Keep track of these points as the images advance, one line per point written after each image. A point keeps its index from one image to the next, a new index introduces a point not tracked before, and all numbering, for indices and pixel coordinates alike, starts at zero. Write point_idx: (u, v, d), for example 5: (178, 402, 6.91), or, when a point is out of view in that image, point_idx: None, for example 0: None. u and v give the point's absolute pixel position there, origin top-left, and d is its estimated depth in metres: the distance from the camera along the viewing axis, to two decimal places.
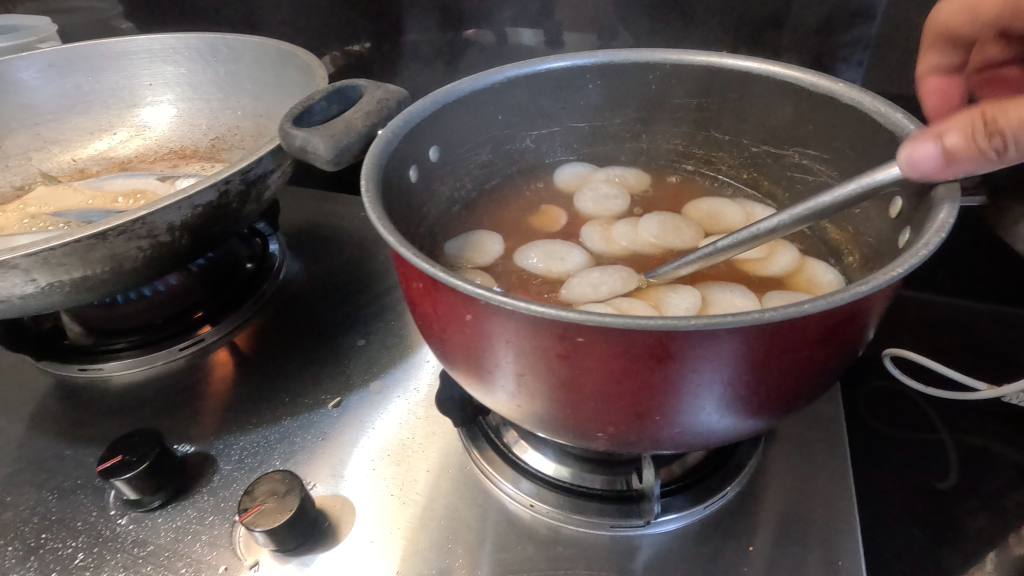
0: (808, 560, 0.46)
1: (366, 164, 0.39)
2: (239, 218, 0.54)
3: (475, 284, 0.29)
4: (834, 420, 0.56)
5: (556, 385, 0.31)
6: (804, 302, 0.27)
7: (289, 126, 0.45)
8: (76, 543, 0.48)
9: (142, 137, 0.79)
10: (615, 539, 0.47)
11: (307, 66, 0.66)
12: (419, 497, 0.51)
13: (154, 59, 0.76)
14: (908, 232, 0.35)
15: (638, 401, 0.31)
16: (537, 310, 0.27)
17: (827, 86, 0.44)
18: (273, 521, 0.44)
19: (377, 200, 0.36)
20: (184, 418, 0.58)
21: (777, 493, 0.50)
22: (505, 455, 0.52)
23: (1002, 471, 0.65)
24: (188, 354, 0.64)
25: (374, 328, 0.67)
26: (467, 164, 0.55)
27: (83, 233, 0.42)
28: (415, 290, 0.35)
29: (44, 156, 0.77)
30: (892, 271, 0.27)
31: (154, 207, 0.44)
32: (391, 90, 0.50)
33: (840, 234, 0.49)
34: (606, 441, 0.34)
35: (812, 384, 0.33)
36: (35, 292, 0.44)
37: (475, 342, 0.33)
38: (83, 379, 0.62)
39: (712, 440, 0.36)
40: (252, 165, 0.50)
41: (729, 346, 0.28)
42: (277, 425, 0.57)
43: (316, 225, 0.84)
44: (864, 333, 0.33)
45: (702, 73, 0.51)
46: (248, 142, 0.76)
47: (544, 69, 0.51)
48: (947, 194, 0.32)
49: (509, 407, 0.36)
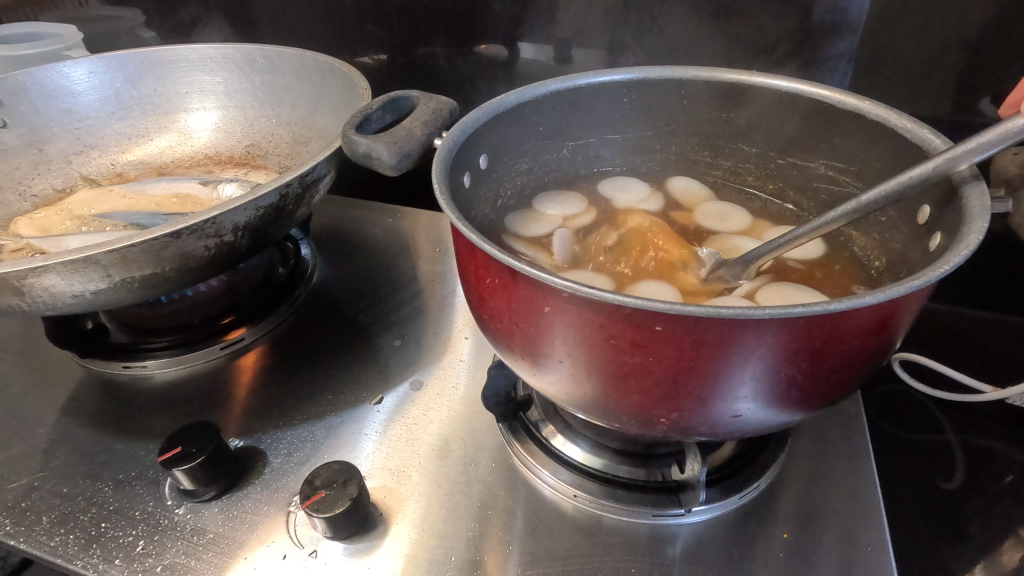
0: (836, 546, 0.49)
1: (435, 169, 0.42)
2: (291, 220, 0.56)
3: (558, 277, 0.31)
4: (853, 416, 0.59)
5: (626, 372, 0.34)
6: (862, 295, 0.30)
7: (352, 133, 0.48)
8: (135, 532, 0.49)
9: (181, 144, 0.81)
10: (655, 527, 0.50)
11: (346, 77, 0.69)
12: (464, 488, 0.53)
13: (193, 68, 0.79)
14: (938, 237, 0.38)
15: (703, 386, 0.34)
16: (622, 300, 0.30)
17: (854, 104, 0.48)
18: (333, 509, 0.46)
19: (450, 202, 0.39)
20: (229, 412, 0.60)
21: (804, 483, 0.53)
22: (546, 448, 0.54)
23: (1008, 468, 0.68)
24: (229, 353, 0.66)
25: (409, 329, 0.69)
26: (509, 172, 0.58)
27: (160, 231, 0.44)
28: (488, 286, 0.38)
29: (84, 160, 0.79)
30: (938, 267, 0.31)
31: (224, 208, 0.47)
32: (443, 101, 0.53)
33: (865, 241, 0.53)
34: (665, 426, 0.37)
35: (857, 375, 0.36)
36: (106, 288, 0.47)
37: (548, 334, 0.35)
38: (127, 377, 0.64)
39: (759, 428, 0.39)
40: (309, 170, 0.52)
41: (793, 334, 0.31)
42: (322, 421, 0.59)
43: (344, 230, 0.86)
44: (903, 328, 0.36)
45: (732, 90, 0.54)
46: (282, 150, 0.78)
47: (584, 83, 0.54)
48: (977, 201, 0.35)
49: (573, 396, 0.39)
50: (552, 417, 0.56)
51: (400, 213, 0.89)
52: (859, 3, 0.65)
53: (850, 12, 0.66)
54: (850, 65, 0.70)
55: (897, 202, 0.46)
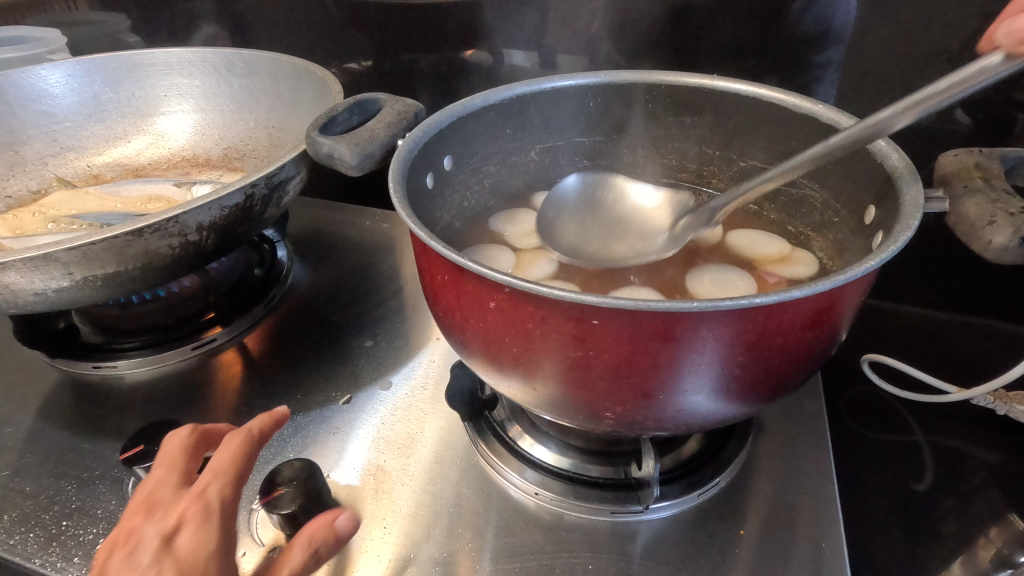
0: (791, 542, 0.49)
1: (393, 168, 0.43)
2: (260, 220, 0.57)
3: (500, 272, 0.32)
4: (817, 416, 0.60)
5: (571, 366, 0.35)
6: (792, 288, 0.30)
7: (315, 134, 0.49)
8: (96, 529, 0.50)
9: (158, 146, 0.82)
10: (615, 525, 0.50)
11: (322, 81, 0.70)
12: (427, 486, 0.53)
13: (171, 71, 0.80)
14: (881, 235, 0.40)
15: (644, 379, 0.34)
16: (558, 294, 0.30)
17: (809, 108, 0.49)
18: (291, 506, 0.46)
19: (405, 201, 0.40)
20: (202, 412, 0.60)
21: (764, 481, 0.54)
22: (510, 446, 0.55)
23: (975, 469, 0.68)
24: (200, 353, 0.66)
25: (382, 330, 0.69)
26: (477, 174, 0.59)
27: (121, 229, 0.45)
28: (439, 283, 0.38)
29: (61, 162, 0.79)
30: (867, 262, 0.31)
31: (187, 207, 0.47)
32: (409, 104, 0.54)
33: (823, 243, 0.54)
34: (612, 421, 0.38)
35: (798, 369, 0.37)
36: (70, 286, 0.47)
37: (496, 329, 0.36)
38: (96, 377, 0.64)
39: (706, 423, 0.40)
40: (277, 171, 0.53)
41: (727, 328, 0.31)
42: (290, 419, 0.59)
43: (323, 232, 0.87)
44: (845, 322, 0.37)
45: (695, 94, 0.56)
46: (260, 152, 0.79)
47: (550, 87, 0.55)
48: (913, 202, 0.36)
49: (523, 391, 0.39)
50: (519, 417, 0.57)
51: (380, 216, 0.90)
52: (843, 14, 0.67)
53: (833, 23, 0.67)
54: (836, 74, 0.71)
55: (846, 202, 0.48)
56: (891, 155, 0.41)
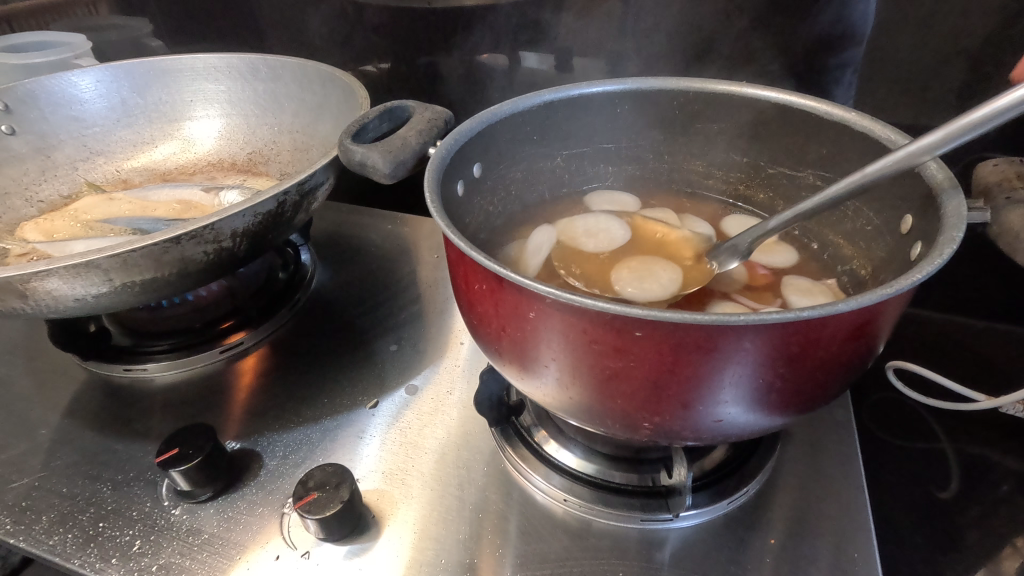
0: (823, 552, 0.49)
1: (427, 178, 0.43)
2: (290, 226, 0.57)
3: (542, 283, 0.32)
4: (844, 424, 0.59)
5: (609, 377, 0.35)
6: (836, 302, 0.30)
7: (348, 142, 0.49)
8: (132, 531, 0.50)
9: (184, 151, 0.83)
10: (644, 532, 0.50)
11: (346, 87, 0.70)
12: (453, 491, 0.54)
13: (198, 77, 0.81)
14: (919, 245, 0.39)
15: (685, 391, 0.34)
16: (602, 306, 0.31)
17: (840, 115, 0.49)
18: (325, 510, 0.47)
19: (441, 209, 0.40)
20: (232, 415, 0.61)
21: (793, 489, 0.54)
22: (537, 453, 0.55)
23: (1003, 478, 0.68)
24: (228, 356, 0.67)
25: (405, 334, 0.70)
26: (503, 180, 0.59)
27: (160, 237, 0.45)
28: (476, 291, 0.39)
29: (90, 167, 0.80)
30: (912, 276, 0.31)
31: (223, 215, 0.48)
32: (438, 110, 0.54)
33: (853, 251, 0.54)
34: (649, 431, 0.38)
35: (837, 380, 0.36)
36: (107, 292, 0.48)
37: (534, 340, 0.36)
38: (127, 379, 0.65)
39: (742, 433, 0.39)
40: (307, 177, 0.54)
41: (770, 341, 0.31)
42: (317, 424, 0.59)
43: (344, 235, 0.87)
44: (884, 333, 0.36)
45: (723, 101, 0.55)
46: (284, 157, 0.80)
47: (578, 94, 0.55)
48: (955, 213, 0.35)
49: (559, 400, 0.39)
50: (545, 422, 0.57)
51: (400, 219, 0.90)
52: (865, 17, 0.66)
53: (856, 25, 0.67)
54: (855, 76, 0.71)
55: (882, 211, 0.47)
56: (930, 165, 0.40)
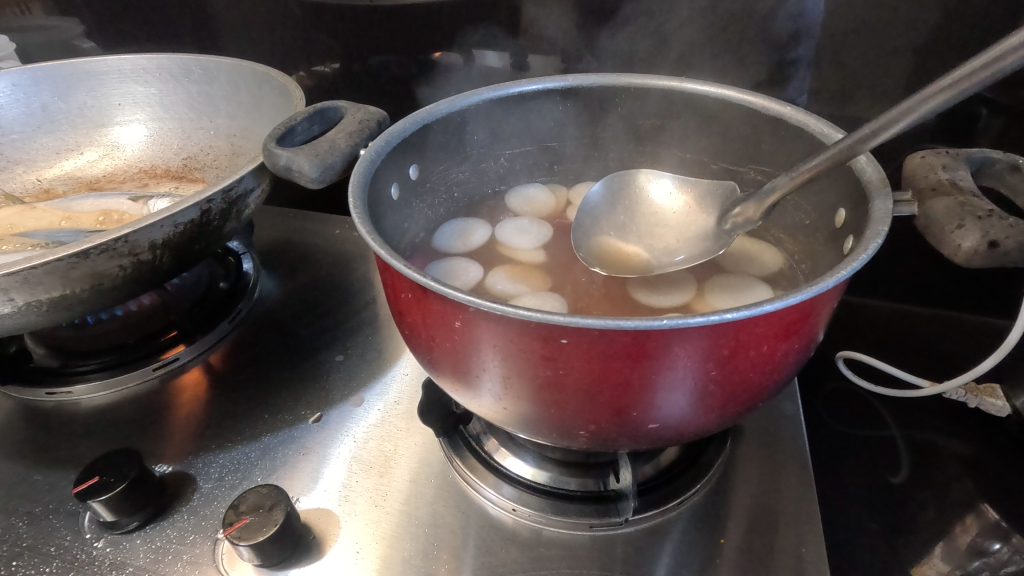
0: (772, 551, 0.49)
1: (352, 183, 0.41)
2: (219, 235, 0.54)
3: (463, 293, 0.31)
4: (794, 418, 0.59)
5: (540, 386, 0.34)
6: (762, 303, 0.30)
7: (273, 146, 0.47)
8: (49, 569, 0.47)
9: (111, 157, 0.79)
10: (594, 538, 0.49)
11: (282, 88, 0.67)
12: (396, 506, 0.52)
13: (125, 79, 0.76)
14: (851, 240, 0.40)
15: (616, 397, 0.33)
16: (525, 314, 0.29)
17: (776, 110, 0.49)
18: (257, 536, 0.44)
19: (365, 216, 0.38)
20: (162, 437, 0.57)
21: (743, 487, 0.53)
22: (486, 461, 0.53)
23: (949, 461, 0.69)
24: (162, 374, 0.63)
25: (353, 344, 0.67)
26: (444, 181, 0.59)
27: (65, 252, 0.42)
28: (404, 301, 0.37)
29: (8, 176, 0.76)
30: (837, 272, 0.31)
31: (137, 226, 0.45)
32: (372, 111, 0.52)
33: (796, 245, 0.54)
34: (586, 438, 0.37)
35: (771, 379, 0.36)
36: (11, 313, 0.44)
37: (462, 349, 0.35)
38: (51, 404, 0.61)
39: (681, 437, 0.39)
40: (233, 184, 0.51)
41: (699, 343, 0.30)
42: (256, 442, 0.57)
43: (290, 242, 0.84)
44: (817, 330, 0.36)
45: (664, 96, 0.54)
46: (221, 161, 0.76)
47: (517, 91, 0.54)
48: (881, 208, 0.36)
49: (494, 409, 0.38)
50: (494, 430, 0.55)
51: (350, 224, 0.88)
52: (815, 12, 0.66)
53: (805, 20, 0.67)
54: (809, 73, 0.71)
55: (817, 203, 0.48)
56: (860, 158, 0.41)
